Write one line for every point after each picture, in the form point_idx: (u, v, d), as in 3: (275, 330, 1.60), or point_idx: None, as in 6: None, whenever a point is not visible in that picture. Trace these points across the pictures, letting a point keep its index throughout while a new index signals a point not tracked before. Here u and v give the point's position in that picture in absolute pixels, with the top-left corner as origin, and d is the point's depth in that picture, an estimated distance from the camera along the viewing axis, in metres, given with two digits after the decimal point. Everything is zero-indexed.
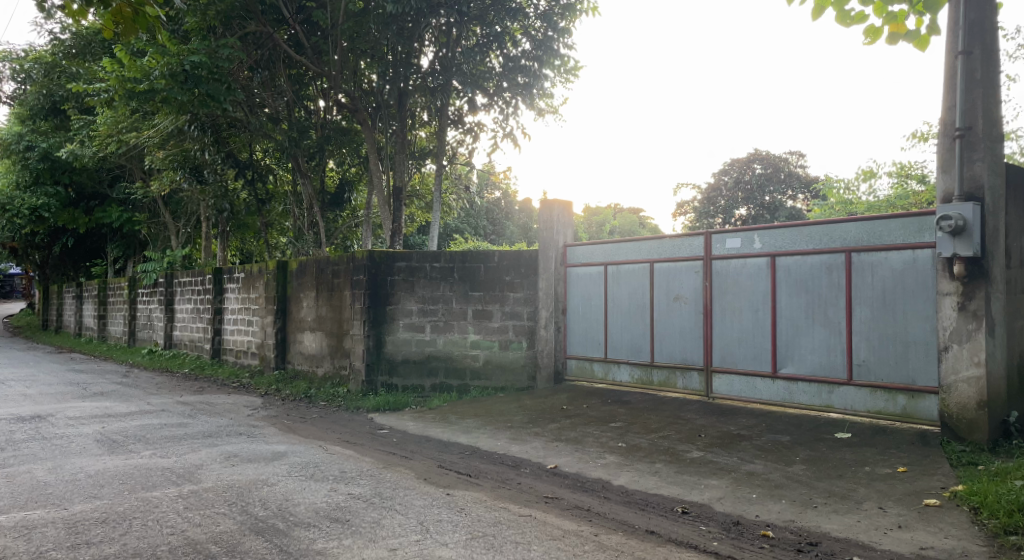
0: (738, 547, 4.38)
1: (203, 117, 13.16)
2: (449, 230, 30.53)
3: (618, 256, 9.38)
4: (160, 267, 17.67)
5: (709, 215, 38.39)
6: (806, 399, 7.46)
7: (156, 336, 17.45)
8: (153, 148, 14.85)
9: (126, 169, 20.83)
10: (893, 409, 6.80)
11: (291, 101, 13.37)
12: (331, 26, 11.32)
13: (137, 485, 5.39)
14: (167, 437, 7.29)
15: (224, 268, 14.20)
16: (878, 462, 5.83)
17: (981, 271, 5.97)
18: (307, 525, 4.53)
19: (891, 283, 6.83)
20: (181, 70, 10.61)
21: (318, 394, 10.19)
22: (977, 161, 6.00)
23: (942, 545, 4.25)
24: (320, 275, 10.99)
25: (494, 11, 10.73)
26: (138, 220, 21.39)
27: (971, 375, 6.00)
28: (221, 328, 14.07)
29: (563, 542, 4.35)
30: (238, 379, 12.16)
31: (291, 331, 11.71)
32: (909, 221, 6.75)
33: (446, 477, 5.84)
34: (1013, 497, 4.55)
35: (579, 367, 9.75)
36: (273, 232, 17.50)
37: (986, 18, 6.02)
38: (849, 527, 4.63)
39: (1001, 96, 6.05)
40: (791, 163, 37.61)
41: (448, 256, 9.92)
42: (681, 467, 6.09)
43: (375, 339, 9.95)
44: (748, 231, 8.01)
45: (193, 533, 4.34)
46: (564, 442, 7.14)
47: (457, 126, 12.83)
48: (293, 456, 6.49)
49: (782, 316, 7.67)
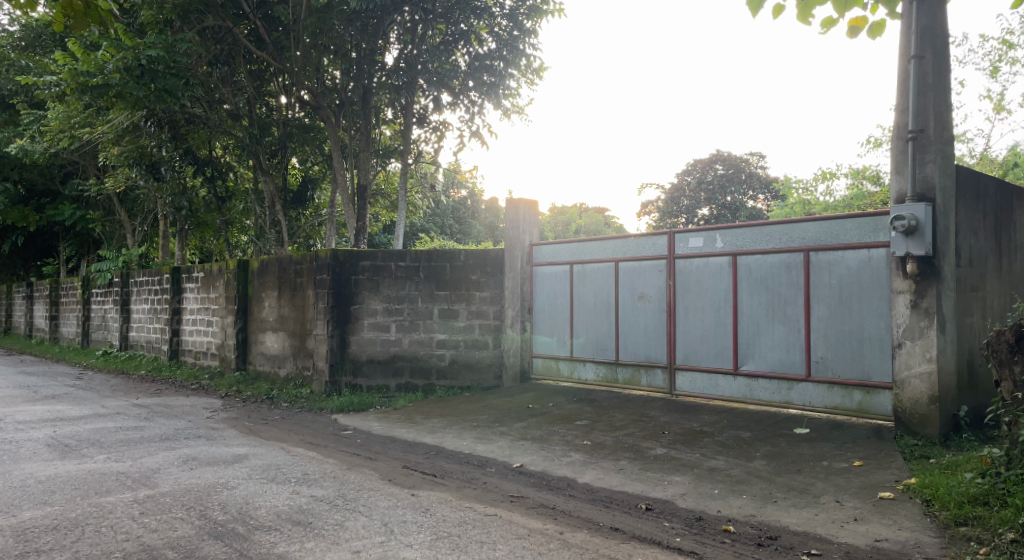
0: (700, 542, 4.44)
1: (160, 113, 12.88)
2: (415, 229, 30.42)
3: (583, 255, 9.44)
4: (115, 266, 17.16)
5: (673, 215, 38.75)
6: (765, 396, 7.58)
7: (110, 338, 17.00)
8: (107, 144, 14.37)
9: (79, 165, 20.27)
10: (850, 405, 6.96)
11: (252, 97, 13.17)
12: (294, 22, 11.35)
13: (90, 491, 5.24)
14: (122, 440, 7.11)
15: (183, 267, 13.90)
16: (836, 457, 5.95)
17: (932, 269, 6.15)
18: (268, 529, 4.46)
19: (847, 281, 6.99)
20: (137, 65, 10.31)
21: (280, 396, 10.01)
22: (928, 163, 6.19)
23: (896, 537, 4.37)
24: (282, 274, 10.83)
25: (459, 9, 10.79)
26: (92, 218, 20.74)
27: (922, 371, 6.17)
28: (179, 329, 13.75)
29: (528, 541, 4.35)
30: (198, 381, 11.93)
31: (252, 331, 11.52)
32: (865, 220, 6.91)
33: (410, 478, 5.80)
34: (964, 488, 4.71)
35: (545, 366, 9.78)
36: (234, 231, 17.16)
37: (938, 24, 6.19)
38: (807, 520, 4.74)
39: (952, 100, 6.24)
40: (751, 164, 38.30)
41: (413, 255, 9.88)
42: (646, 464, 6.14)
43: (339, 339, 9.84)
44: (709, 231, 8.11)
45: (149, 538, 4.24)
46: (530, 441, 7.15)
47: (423, 124, 12.76)
48: (254, 458, 6.37)
49: (743, 314, 7.79)
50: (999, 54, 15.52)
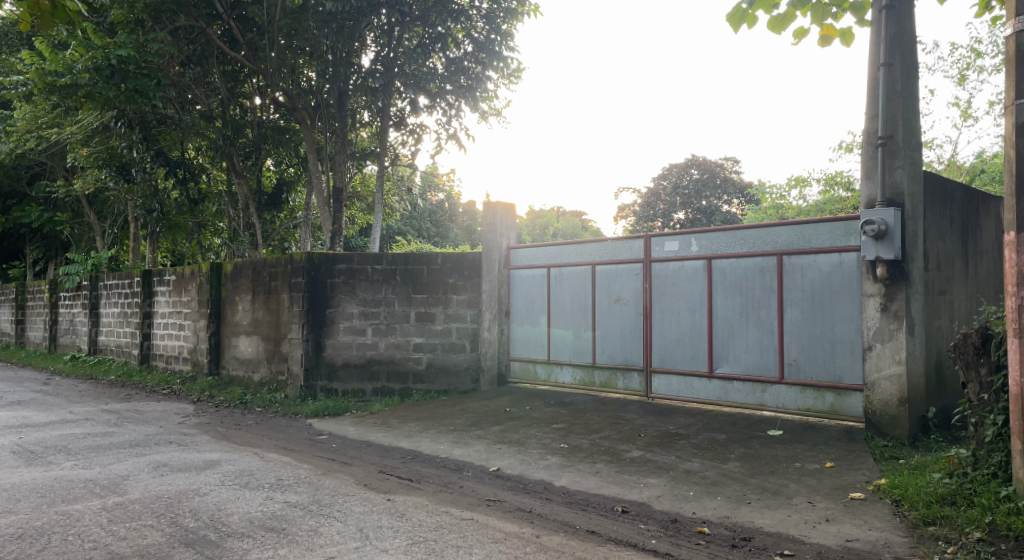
0: (675, 544, 4.46)
1: (130, 113, 12.68)
2: (392, 232, 30.32)
3: (560, 259, 9.46)
4: (84, 269, 16.82)
5: (650, 219, 38.92)
6: (739, 398, 7.66)
7: (79, 342, 16.66)
8: (76, 145, 14.12)
9: (47, 166, 19.87)
10: (822, 407, 7.05)
11: (225, 98, 13.00)
12: (269, 22, 11.27)
13: (56, 499, 5.11)
14: (90, 446, 6.97)
15: (154, 270, 13.66)
16: (808, 458, 6.03)
17: (902, 274, 6.26)
18: (240, 535, 4.39)
19: (819, 284, 7.09)
20: (107, 64, 10.13)
21: (254, 400, 9.89)
22: (897, 168, 6.30)
23: (866, 537, 4.43)
24: (256, 277, 10.71)
25: (436, 12, 10.83)
26: (60, 220, 20.35)
27: (892, 373, 6.28)
28: (150, 333, 13.53)
29: (505, 544, 4.34)
30: (169, 386, 11.72)
31: (225, 335, 11.37)
32: (836, 224, 7.01)
33: (387, 483, 5.76)
34: (932, 489, 4.79)
35: (522, 369, 9.80)
36: (207, 233, 16.93)
37: (905, 32, 6.30)
38: (780, 521, 4.79)
39: (920, 107, 6.36)
40: (725, 169, 38.84)
41: (390, 258, 9.81)
42: (622, 467, 6.17)
43: (314, 343, 9.76)
44: (684, 235, 8.18)
45: (117, 547, 4.16)
46: (507, 445, 7.14)
47: (400, 127, 12.70)
48: (226, 464, 6.29)
49: (717, 317, 7.86)
50: (967, 62, 15.87)
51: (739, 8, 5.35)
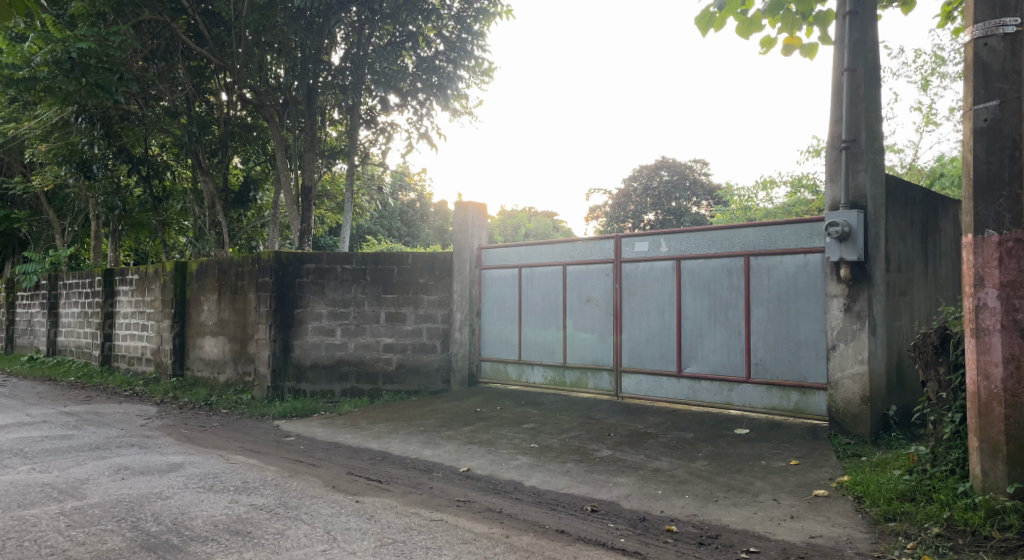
0: (644, 543, 4.49)
1: (92, 109, 12.36)
2: (361, 231, 30.11)
3: (532, 259, 9.47)
4: (42, 268, 16.35)
5: (620, 220, 39.15)
6: (707, 397, 7.74)
7: (37, 343, 16.21)
8: (34, 140, 13.73)
9: (4, 162, 19.37)
10: (787, 405, 7.16)
11: (190, 94, 12.76)
12: (235, 17, 11.03)
13: (11, 503, 4.96)
14: (48, 450, 6.78)
15: (116, 269, 13.36)
16: (774, 456, 6.12)
17: (865, 275, 6.40)
18: (204, 539, 4.31)
19: (785, 285, 7.20)
20: (67, 58, 9.89)
21: (219, 402, 9.74)
22: (861, 171, 6.43)
23: (829, 533, 4.50)
24: (222, 277, 10.53)
25: (406, 10, 10.75)
26: (17, 218, 19.83)
27: (855, 372, 6.40)
28: (111, 333, 13.22)
29: (474, 545, 4.33)
30: (131, 387, 11.48)
31: (190, 335, 11.17)
32: (802, 226, 7.12)
33: (355, 485, 5.69)
34: (893, 486, 4.90)
35: (493, 369, 9.81)
36: (172, 231, 16.63)
37: (868, 38, 6.41)
38: (747, 519, 4.85)
39: (883, 113, 6.50)
40: (694, 171, 39.29)
41: (360, 258, 9.72)
42: (591, 466, 6.19)
43: (282, 343, 9.62)
44: (654, 235, 8.24)
45: (75, 552, 4.06)
46: (477, 445, 7.12)
47: (370, 125, 12.60)
48: (191, 467, 6.16)
49: (686, 317, 7.95)
50: (930, 68, 16.25)
51: (707, 11, 5.40)
